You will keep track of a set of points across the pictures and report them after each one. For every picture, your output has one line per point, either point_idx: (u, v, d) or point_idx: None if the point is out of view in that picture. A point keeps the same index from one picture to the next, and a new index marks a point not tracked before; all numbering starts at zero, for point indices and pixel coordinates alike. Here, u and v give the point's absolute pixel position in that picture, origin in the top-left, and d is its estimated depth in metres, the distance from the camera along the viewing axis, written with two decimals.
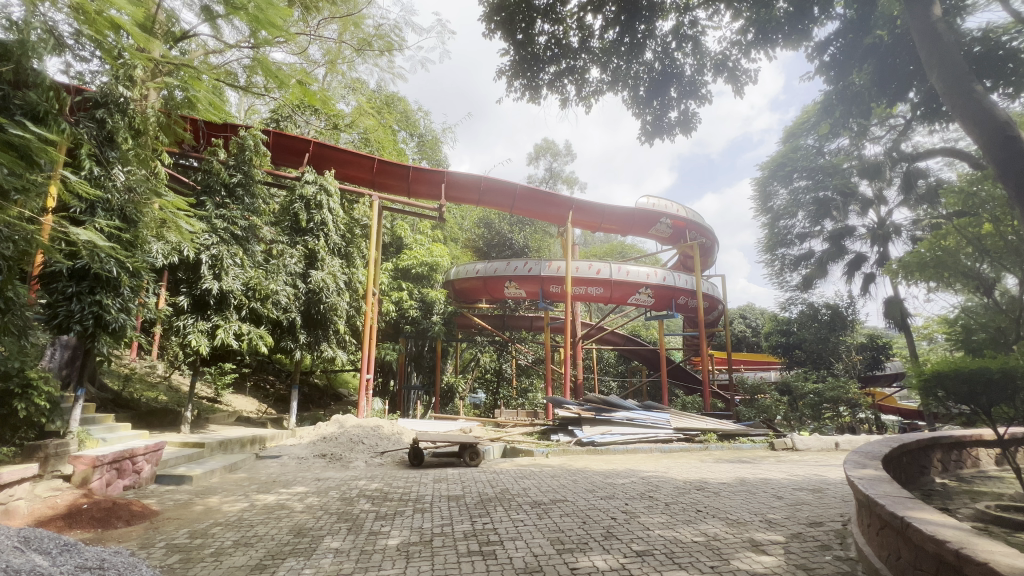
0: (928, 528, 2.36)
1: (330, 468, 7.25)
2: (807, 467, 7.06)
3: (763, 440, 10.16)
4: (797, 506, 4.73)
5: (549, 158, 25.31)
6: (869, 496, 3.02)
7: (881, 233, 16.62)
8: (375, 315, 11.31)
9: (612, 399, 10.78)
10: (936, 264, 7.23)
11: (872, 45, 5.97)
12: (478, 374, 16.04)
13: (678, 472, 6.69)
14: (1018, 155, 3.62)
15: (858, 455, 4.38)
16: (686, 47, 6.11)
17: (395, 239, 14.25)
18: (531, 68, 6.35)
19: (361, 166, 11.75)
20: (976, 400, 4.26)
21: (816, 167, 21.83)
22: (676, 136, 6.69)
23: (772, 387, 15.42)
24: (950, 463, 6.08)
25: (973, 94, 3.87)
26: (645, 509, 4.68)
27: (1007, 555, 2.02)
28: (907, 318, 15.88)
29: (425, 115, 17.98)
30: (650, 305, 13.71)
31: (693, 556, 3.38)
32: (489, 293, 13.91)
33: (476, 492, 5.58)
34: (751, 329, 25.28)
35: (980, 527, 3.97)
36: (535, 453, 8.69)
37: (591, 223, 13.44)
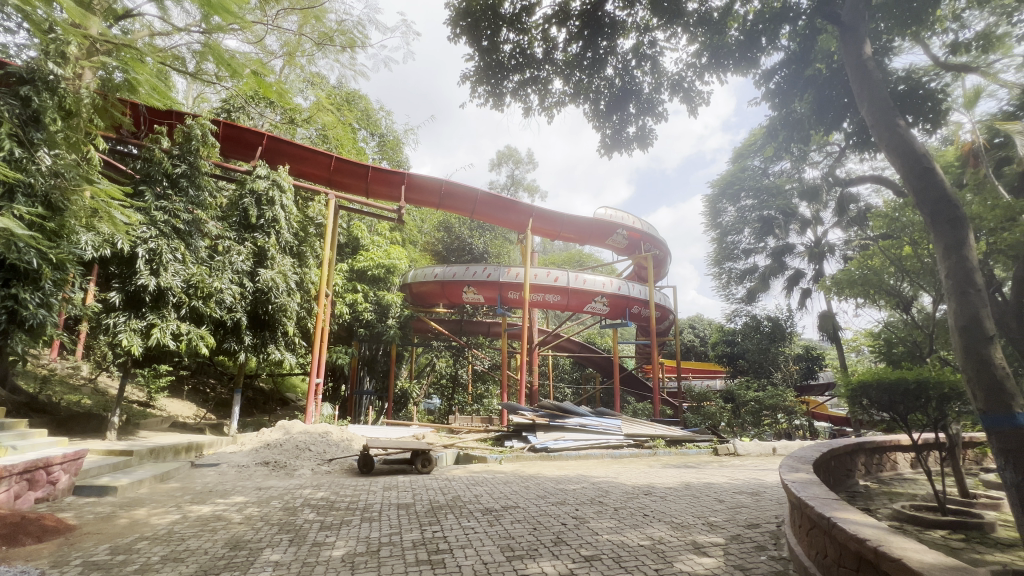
0: (851, 528, 2.54)
1: (273, 477, 6.92)
2: (747, 471, 7.44)
3: (708, 445, 10.58)
4: (736, 509, 4.96)
5: (511, 165, 25.51)
6: (801, 498, 3.21)
7: (817, 252, 17.81)
8: (328, 317, 10.93)
9: (566, 405, 10.77)
10: (865, 282, 7.55)
11: (811, 78, 6.49)
12: (433, 380, 15.85)
13: (627, 477, 6.86)
14: (933, 186, 3.82)
15: (792, 459, 4.65)
16: (645, 65, 6.36)
17: (351, 240, 13.90)
18: (495, 75, 6.38)
19: (318, 164, 11.43)
20: (895, 407, 4.62)
21: (762, 187, 23.29)
22: (634, 150, 6.92)
23: (717, 395, 16.04)
24: (873, 467, 6.57)
25: (895, 129, 4.14)
26: (594, 514, 4.77)
27: (917, 551, 2.20)
28: (839, 331, 17.06)
29: (386, 115, 17.68)
30: (605, 314, 13.97)
31: (639, 560, 3.47)
32: (447, 297, 13.80)
33: (427, 499, 5.49)
34: (699, 338, 26.43)
35: (896, 526, 4.31)
36: (489, 459, 8.66)
37: (551, 231, 13.66)
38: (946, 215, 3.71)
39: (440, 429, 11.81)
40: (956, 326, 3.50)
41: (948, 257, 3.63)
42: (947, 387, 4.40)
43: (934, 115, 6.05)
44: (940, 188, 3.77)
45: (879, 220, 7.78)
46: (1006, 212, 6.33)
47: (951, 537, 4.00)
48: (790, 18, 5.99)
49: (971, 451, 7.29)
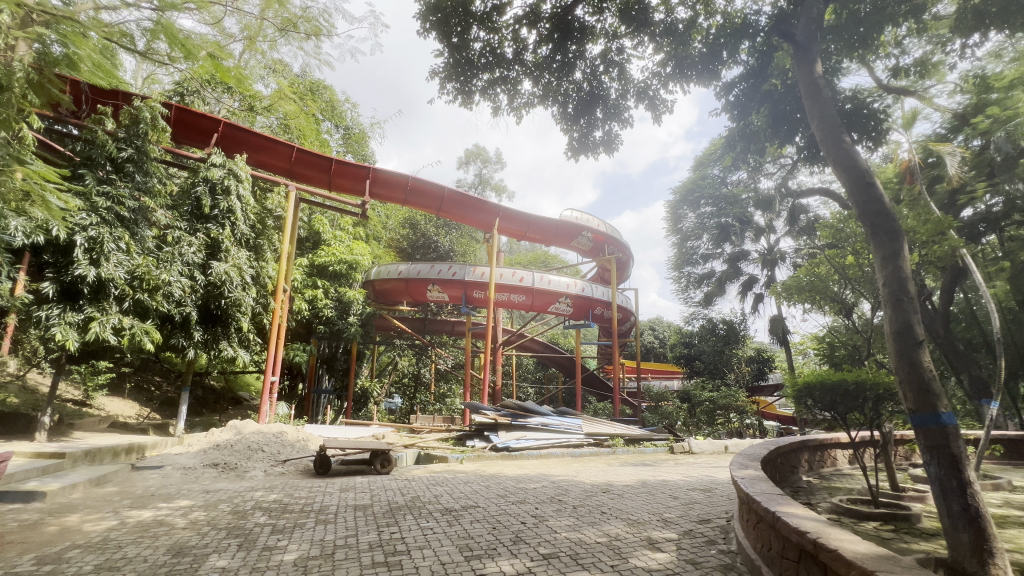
0: (793, 521, 2.68)
1: (222, 479, 6.62)
2: (700, 469, 7.72)
3: (665, 444, 10.89)
4: (689, 504, 5.14)
5: (478, 164, 25.42)
6: (749, 493, 3.36)
7: (769, 259, 18.69)
8: (285, 313, 10.54)
9: (528, 405, 10.83)
10: (811, 289, 7.91)
11: (767, 92, 6.79)
12: (395, 379, 15.95)
13: (587, 476, 6.97)
14: (874, 200, 3.81)
15: (742, 457, 4.86)
16: (612, 72, 6.48)
17: (312, 234, 13.49)
18: (465, 72, 6.35)
19: (278, 154, 11.04)
20: (836, 407, 4.89)
21: (720, 195, 24.25)
22: (600, 155, 7.03)
23: (675, 395, 16.54)
24: (815, 463, 6.97)
25: (842, 143, 4.16)
26: (554, 512, 4.82)
27: (851, 542, 2.36)
28: (787, 335, 17.97)
29: (352, 107, 17.24)
30: (569, 314, 14.13)
31: (595, 556, 3.53)
32: (410, 295, 13.60)
33: (385, 500, 5.39)
34: (658, 340, 27.30)
35: (834, 518, 4.58)
36: (450, 460, 8.58)
37: (516, 232, 13.68)
38: (885, 227, 3.69)
39: (400, 428, 11.63)
40: (890, 331, 3.48)
41: (884, 267, 3.61)
42: (882, 388, 4.73)
43: (877, 133, 6.48)
44: (880, 203, 3.77)
45: (826, 230, 8.21)
46: (936, 227, 6.83)
47: (882, 528, 4.29)
48: (750, 34, 6.29)
49: (901, 447, 7.86)
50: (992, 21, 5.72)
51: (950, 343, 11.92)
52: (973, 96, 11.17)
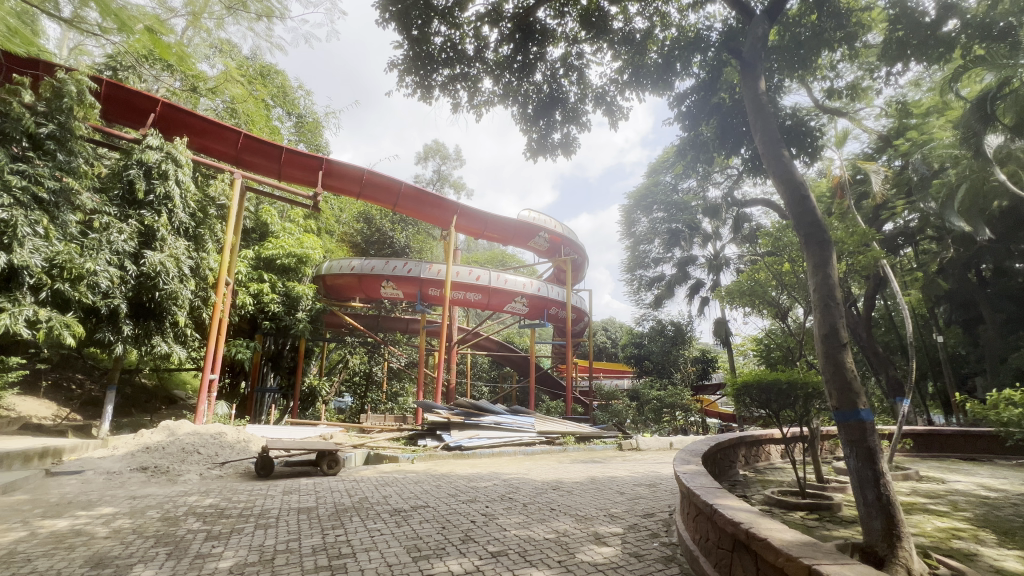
0: (729, 513, 2.83)
1: (151, 484, 6.18)
2: (647, 465, 8.00)
3: (614, 441, 11.21)
4: (635, 500, 5.32)
5: (437, 160, 25.12)
6: (689, 487, 3.52)
7: (714, 264, 19.64)
8: (227, 308, 9.97)
9: (482, 403, 10.79)
10: (751, 293, 8.36)
11: (716, 104, 7.09)
12: (345, 377, 15.45)
13: (538, 473, 7.05)
14: (808, 212, 4.01)
15: (685, 453, 5.07)
16: (572, 76, 6.58)
17: (259, 226, 12.85)
18: (425, 66, 6.25)
19: (223, 139, 10.44)
20: (770, 405, 5.21)
21: (672, 202, 25.18)
22: (558, 156, 7.13)
23: (624, 394, 17.03)
24: (751, 458, 7.39)
25: (782, 157, 4.35)
26: (504, 510, 4.85)
27: (779, 530, 2.52)
28: (730, 336, 18.94)
29: (307, 96, 16.59)
30: (524, 314, 14.24)
31: (543, 553, 3.58)
32: (363, 291, 13.26)
33: (331, 503, 5.21)
34: (610, 341, 28.06)
35: (767, 510, 4.87)
36: (401, 459, 8.43)
37: (474, 230, 13.60)
38: (816, 237, 3.91)
39: (350, 428, 11.31)
40: (818, 333, 3.72)
41: (815, 275, 3.84)
42: (811, 387, 5.09)
43: (812, 149, 6.97)
44: (813, 215, 3.98)
45: (766, 238, 8.68)
46: (862, 238, 7.40)
47: (808, 517, 4.61)
48: (702, 48, 6.60)
49: (826, 442, 8.49)
50: (912, 53, 6.22)
51: (871, 346, 12.96)
52: (894, 121, 12.24)
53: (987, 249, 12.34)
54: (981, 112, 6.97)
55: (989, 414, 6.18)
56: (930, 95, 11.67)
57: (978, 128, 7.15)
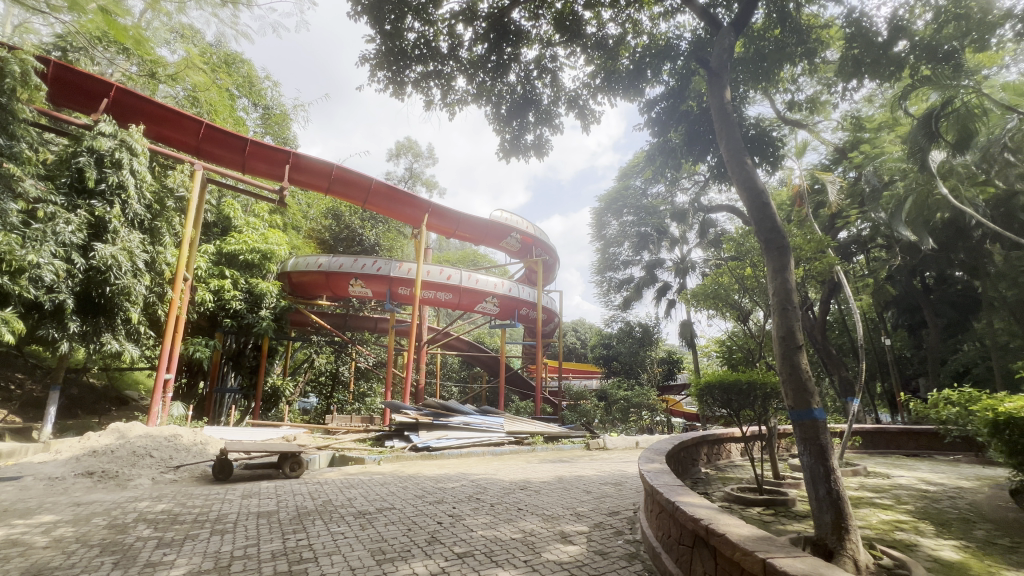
0: (690, 509, 2.91)
1: (98, 490, 5.85)
2: (613, 464, 8.14)
3: (581, 441, 11.33)
4: (601, 498, 5.40)
5: (410, 157, 24.81)
6: (653, 485, 3.60)
7: (681, 267, 20.17)
8: (185, 305, 9.55)
9: (451, 403, 10.72)
10: (715, 296, 8.60)
11: (685, 112, 7.28)
12: (310, 377, 15.12)
13: (506, 473, 7.05)
14: (769, 219, 4.14)
15: (649, 452, 5.18)
16: (545, 78, 6.62)
17: (221, 220, 12.36)
18: (397, 62, 6.15)
19: (182, 128, 10.01)
20: (731, 404, 5.38)
21: (641, 206, 25.68)
22: (531, 158, 7.16)
23: (593, 394, 17.26)
24: (713, 456, 7.62)
25: (744, 165, 4.47)
26: (471, 511, 4.83)
27: (736, 525, 2.61)
28: (695, 338, 19.49)
29: (274, 87, 16.11)
30: (495, 314, 14.22)
31: (509, 553, 3.58)
32: (330, 289, 12.96)
33: (293, 506, 5.06)
34: (580, 342, 28.39)
35: (726, 506, 5.03)
36: (367, 461, 8.28)
37: (445, 228, 13.48)
38: (776, 243, 4.04)
39: (314, 429, 11.04)
40: (776, 335, 3.85)
41: (774, 279, 3.97)
42: (769, 387, 5.29)
43: (774, 158, 7.26)
44: (773, 221, 4.12)
45: (730, 243, 8.96)
46: (818, 245, 7.74)
47: (764, 512, 4.79)
48: (672, 56, 6.74)
49: (783, 440, 8.85)
50: (866, 70, 6.55)
51: (825, 348, 13.58)
52: (849, 134, 12.87)
53: (931, 258, 13.13)
54: (927, 129, 7.41)
55: (930, 413, 6.59)
56: (882, 111, 12.34)
57: (923, 144, 7.60)
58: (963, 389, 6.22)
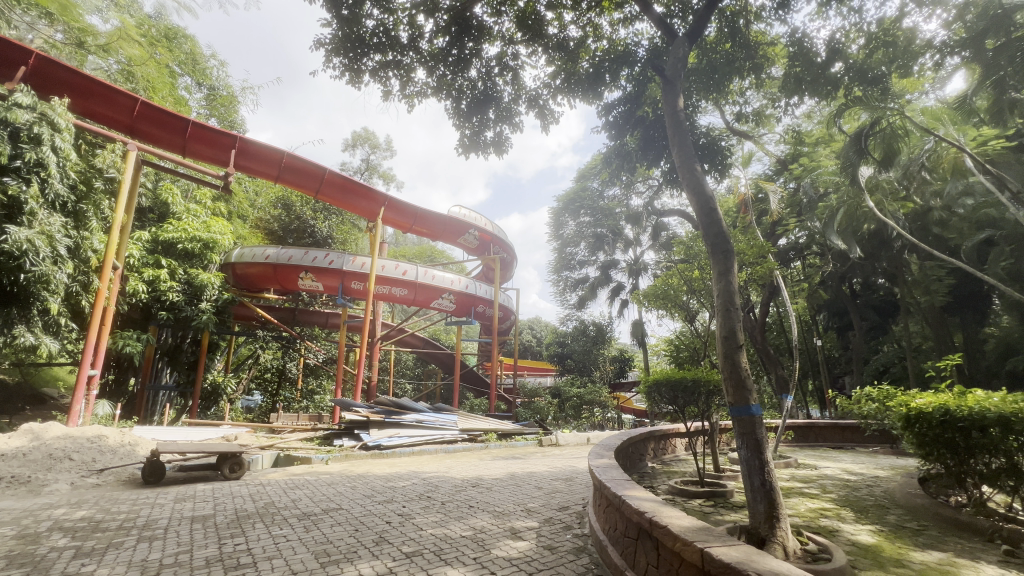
0: (635, 503, 3.01)
1: (7, 497, 5.32)
2: (564, 460, 8.29)
3: (534, 438, 11.45)
4: (551, 494, 5.49)
5: (366, 148, 24.11)
6: (601, 480, 3.70)
7: (634, 268, 20.79)
8: (114, 295, 8.84)
9: (404, 401, 10.57)
10: (664, 297, 8.81)
11: (641, 117, 7.45)
12: (255, 374, 14.45)
13: (458, 471, 7.01)
14: (715, 224, 4.31)
15: (599, 448, 5.31)
16: (506, 76, 6.62)
17: (157, 205, 11.52)
18: (355, 49, 5.96)
19: (115, 105, 9.24)
20: (677, 400, 5.60)
21: (598, 207, 26.17)
22: (490, 155, 7.14)
23: (546, 392, 17.46)
24: (659, 451, 7.92)
25: (695, 172, 4.63)
26: (421, 509, 4.78)
27: (677, 517, 2.73)
28: (646, 337, 20.15)
29: (221, 67, 15.22)
30: (451, 311, 14.09)
31: (458, 550, 3.57)
32: (278, 282, 12.41)
33: (231, 509, 4.80)
34: (535, 339, 28.71)
35: (671, 499, 5.24)
36: (314, 460, 7.99)
37: (402, 223, 13.19)
38: (721, 246, 4.22)
39: (257, 428, 10.54)
40: (719, 335, 4.02)
41: (719, 281, 4.15)
42: (712, 384, 5.55)
43: (722, 166, 7.62)
44: (719, 226, 4.30)
45: (680, 247, 9.37)
46: (760, 251, 8.16)
47: (704, 504, 5.04)
48: (630, 63, 6.87)
49: (724, 435, 9.32)
50: (806, 88, 6.98)
51: (764, 348, 14.40)
52: (790, 147, 13.69)
53: (858, 266, 14.19)
54: (857, 146, 8.01)
55: (853, 408, 7.13)
56: (820, 127, 13.20)
57: (854, 160, 8.19)
58: (881, 387, 6.74)
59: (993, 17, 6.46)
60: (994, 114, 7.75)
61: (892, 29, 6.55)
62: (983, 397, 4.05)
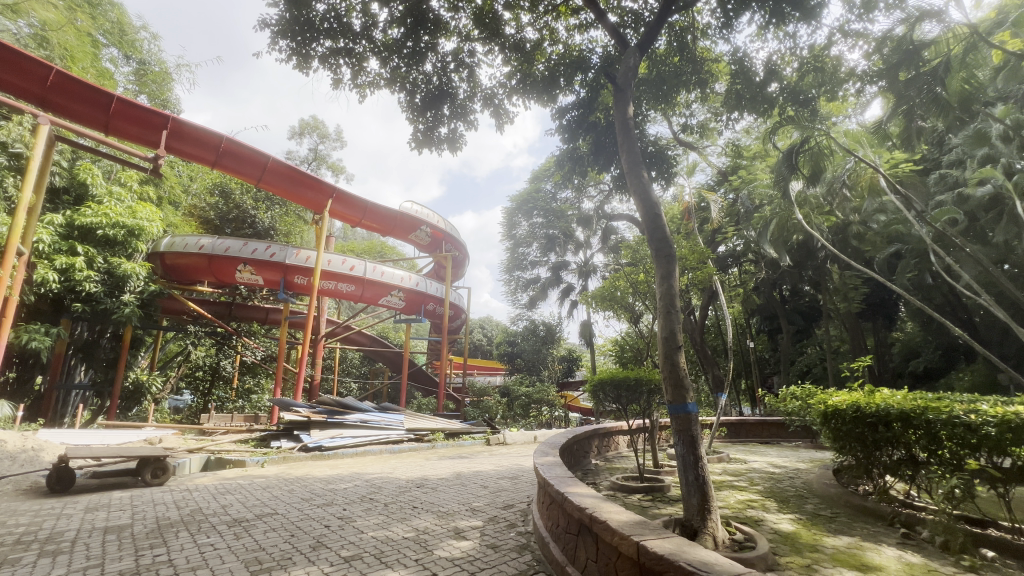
0: (577, 499, 3.08)
1: None
2: (511, 458, 8.33)
3: (481, 437, 11.44)
4: (497, 492, 5.51)
5: (314, 137, 23.14)
6: (546, 478, 3.75)
7: (584, 270, 21.28)
8: (18, 283, 7.89)
9: (348, 401, 10.23)
10: (612, 299, 9.06)
11: (593, 123, 7.54)
12: (185, 372, 13.50)
13: (403, 472, 6.88)
14: (659, 230, 4.48)
15: (544, 446, 5.38)
16: (462, 73, 6.56)
17: (74, 185, 10.45)
18: (303, 33, 5.70)
19: (25, 72, 8.30)
20: (621, 398, 5.78)
21: (551, 209, 26.47)
22: (444, 151, 7.06)
23: (496, 391, 17.50)
24: (602, 449, 8.14)
25: (642, 178, 4.78)
26: (363, 512, 4.64)
27: (615, 512, 2.82)
28: (593, 337, 20.66)
29: (153, 41, 14.10)
30: (400, 308, 13.81)
31: (400, 552, 3.50)
32: (213, 275, 11.65)
33: (152, 518, 4.45)
34: (485, 338, 28.71)
35: (613, 495, 5.38)
36: (248, 463, 7.56)
37: (350, 217, 12.76)
38: (664, 250, 4.39)
39: (186, 430, 9.85)
40: (661, 336, 4.17)
41: (661, 283, 4.32)
42: (653, 383, 5.79)
43: (668, 174, 7.92)
44: (663, 232, 4.46)
45: (627, 250, 9.68)
46: (700, 256, 8.57)
47: (643, 499, 5.23)
48: (584, 69, 6.98)
49: (663, 432, 9.75)
50: (745, 104, 7.42)
51: (703, 348, 15.16)
52: (731, 160, 14.51)
53: (788, 274, 15.24)
54: (789, 162, 8.61)
55: (780, 406, 7.65)
56: (757, 142, 14.07)
57: (785, 175, 8.79)
58: (805, 386, 7.28)
59: (905, 51, 7.03)
60: (904, 140, 8.57)
61: (820, 55, 6.97)
62: (888, 395, 4.51)
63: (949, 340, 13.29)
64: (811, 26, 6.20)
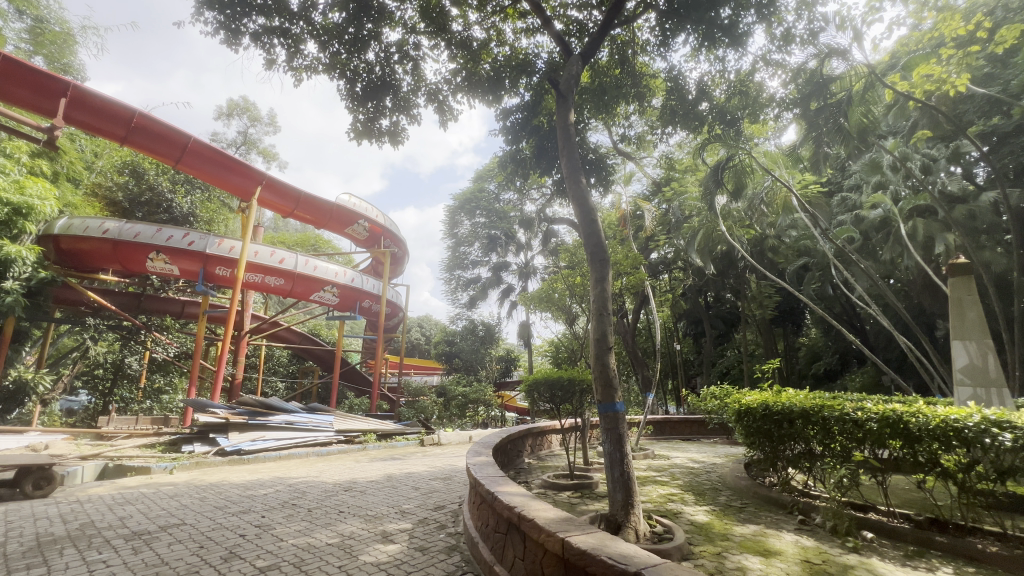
0: (506, 498, 3.10)
1: None
2: (444, 459, 8.23)
3: (415, 437, 11.22)
4: (428, 494, 5.43)
5: (244, 119, 21.63)
6: (477, 478, 3.74)
7: (524, 271, 21.53)
8: None
9: (272, 401, 9.64)
10: (550, 300, 9.24)
11: (536, 126, 7.64)
12: (81, 369, 12.10)
13: (330, 475, 6.59)
14: (595, 235, 4.61)
15: (477, 446, 5.37)
16: (406, 65, 6.41)
17: None
18: (234, 6, 5.31)
19: None
20: (555, 398, 5.90)
21: (494, 209, 26.52)
22: (385, 144, 6.84)
23: (432, 391, 17.22)
24: (535, 447, 8.27)
25: (580, 183, 4.91)
26: (284, 518, 4.38)
27: (543, 509, 2.86)
28: (531, 338, 20.95)
29: None
30: (333, 305, 13.21)
31: (322, 560, 3.34)
32: (120, 263, 10.53)
33: (32, 535, 3.93)
34: (423, 337, 28.23)
35: (544, 494, 5.48)
36: (154, 470, 6.91)
37: (281, 206, 12.02)
38: (599, 255, 4.52)
39: (80, 434, 8.83)
40: (593, 337, 4.29)
41: (595, 287, 4.44)
42: (585, 382, 5.95)
43: (606, 182, 8.19)
44: (598, 237, 4.60)
45: (566, 253, 9.93)
46: (633, 262, 8.95)
47: (573, 496, 5.36)
48: (528, 72, 7.07)
49: (594, 430, 10.06)
50: (678, 120, 7.82)
51: (634, 350, 15.83)
52: (664, 171, 15.31)
53: (712, 282, 16.31)
54: (715, 176, 9.22)
55: (700, 405, 8.15)
56: (688, 157, 14.94)
57: (712, 189, 9.43)
58: (723, 386, 7.81)
59: (816, 83, 7.68)
60: (813, 163, 9.45)
61: (745, 80, 7.52)
62: (793, 395, 4.95)
63: (845, 345, 14.85)
64: (738, 52, 6.66)
